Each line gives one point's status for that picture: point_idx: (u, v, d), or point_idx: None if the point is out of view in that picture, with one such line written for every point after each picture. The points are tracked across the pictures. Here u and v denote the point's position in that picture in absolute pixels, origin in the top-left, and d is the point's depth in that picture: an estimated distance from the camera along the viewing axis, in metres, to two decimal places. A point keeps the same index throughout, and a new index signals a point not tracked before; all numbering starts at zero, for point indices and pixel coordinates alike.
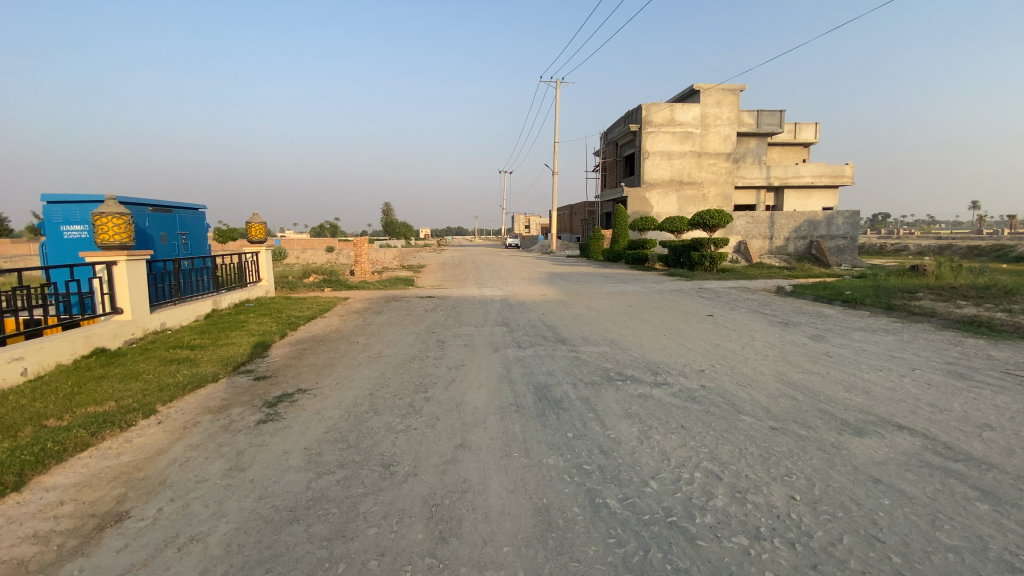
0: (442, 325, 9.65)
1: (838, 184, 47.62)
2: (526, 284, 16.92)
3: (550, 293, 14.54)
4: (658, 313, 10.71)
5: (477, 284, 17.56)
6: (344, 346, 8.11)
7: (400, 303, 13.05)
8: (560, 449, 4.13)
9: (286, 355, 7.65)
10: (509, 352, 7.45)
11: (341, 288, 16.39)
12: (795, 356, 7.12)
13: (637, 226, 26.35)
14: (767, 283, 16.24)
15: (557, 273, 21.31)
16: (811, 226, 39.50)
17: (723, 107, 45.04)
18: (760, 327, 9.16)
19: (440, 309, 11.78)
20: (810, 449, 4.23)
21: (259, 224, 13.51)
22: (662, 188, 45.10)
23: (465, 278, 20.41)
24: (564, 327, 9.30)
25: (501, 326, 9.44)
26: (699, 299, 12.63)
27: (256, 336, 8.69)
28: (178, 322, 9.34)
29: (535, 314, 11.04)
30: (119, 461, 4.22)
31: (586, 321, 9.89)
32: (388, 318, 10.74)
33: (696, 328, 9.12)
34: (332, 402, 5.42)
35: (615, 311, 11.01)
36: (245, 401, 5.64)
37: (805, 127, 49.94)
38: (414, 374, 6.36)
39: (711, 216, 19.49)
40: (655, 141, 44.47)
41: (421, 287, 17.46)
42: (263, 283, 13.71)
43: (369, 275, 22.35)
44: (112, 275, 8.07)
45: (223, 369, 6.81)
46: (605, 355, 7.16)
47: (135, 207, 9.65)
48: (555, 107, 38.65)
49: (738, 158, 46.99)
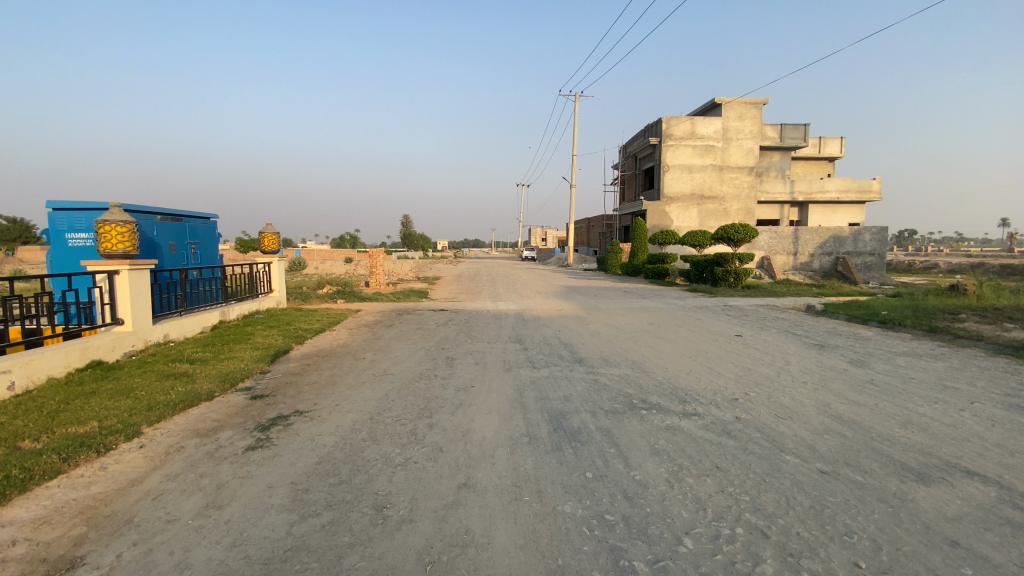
0: (453, 341, 9.20)
1: (865, 199, 46.35)
2: (543, 299, 16.44)
3: (567, 308, 14.02)
4: (682, 332, 10.12)
5: (493, 298, 17.14)
6: (349, 363, 7.69)
7: (412, 316, 12.64)
8: (578, 494, 3.62)
9: (287, 372, 7.27)
10: (522, 373, 6.95)
11: (354, 300, 16.11)
12: (837, 385, 6.49)
13: (657, 240, 25.70)
14: (795, 301, 15.51)
15: (574, 288, 20.79)
16: (837, 243, 38.38)
17: (745, 120, 44.32)
18: (794, 350, 8.53)
19: (453, 323, 11.34)
20: (870, 500, 3.64)
21: (272, 234, 13.33)
22: (682, 202, 44.38)
23: (480, 291, 20.01)
24: (581, 346, 8.77)
25: (515, 343, 8.95)
26: (725, 318, 11.99)
27: (260, 350, 8.34)
28: (183, 334, 9.06)
29: (551, 330, 10.53)
30: (89, 492, 3.82)
31: (606, 340, 9.34)
32: (398, 332, 10.32)
33: (724, 350, 8.52)
34: (329, 428, 4.98)
35: (636, 330, 10.44)
36: (237, 423, 5.24)
37: (830, 141, 48.86)
38: (419, 396, 5.90)
39: (735, 231, 18.79)
40: (675, 154, 43.88)
41: (435, 299, 17.09)
42: (274, 294, 13.46)
43: (384, 286, 22.11)
44: (113, 284, 7.81)
45: (220, 386, 6.44)
46: (626, 379, 6.62)
47: (143, 215, 9.45)
48: (574, 120, 38.47)
49: (761, 172, 46.10)
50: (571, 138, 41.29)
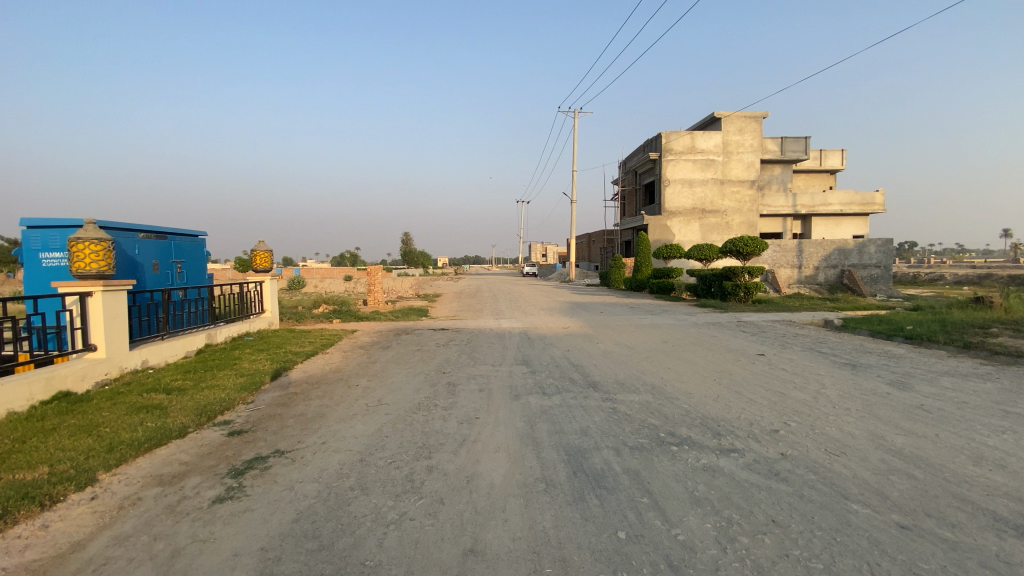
0: (454, 364, 8.53)
1: (868, 211, 45.90)
2: (548, 316, 15.78)
3: (573, 326, 13.35)
4: (699, 351, 9.44)
5: (495, 315, 16.49)
6: (340, 391, 7.02)
7: (410, 336, 11.95)
8: (612, 563, 2.93)
9: (273, 402, 6.59)
10: (531, 401, 6.28)
11: (351, 320, 15.44)
12: (884, 412, 5.82)
13: (661, 255, 25.08)
14: (811, 316, 14.83)
15: (579, 304, 20.12)
16: (842, 255, 37.82)
17: (745, 134, 44.08)
18: (825, 371, 7.85)
19: (454, 344, 10.67)
20: (971, 566, 2.96)
21: (264, 251, 12.74)
22: (684, 216, 43.94)
23: (481, 308, 19.36)
24: (594, 369, 8.10)
25: (522, 366, 8.28)
26: (742, 335, 11.31)
27: (245, 377, 7.67)
28: (164, 360, 8.39)
29: (559, 351, 9.85)
30: (15, 563, 3.14)
31: (619, 361, 8.67)
32: (395, 355, 9.65)
33: (749, 371, 7.85)
34: (312, 473, 4.30)
35: (649, 349, 9.78)
36: (209, 467, 4.57)
37: (831, 153, 48.58)
38: (418, 431, 5.23)
39: (744, 244, 18.16)
40: (676, 168, 43.58)
41: (436, 318, 16.43)
42: (266, 314, 12.81)
43: (383, 305, 21.46)
44: (86, 307, 7.16)
45: (195, 420, 5.76)
46: (648, 407, 5.94)
47: (124, 232, 8.83)
48: (573, 136, 38.38)
49: (763, 185, 45.75)
50: (570, 154, 41.01)
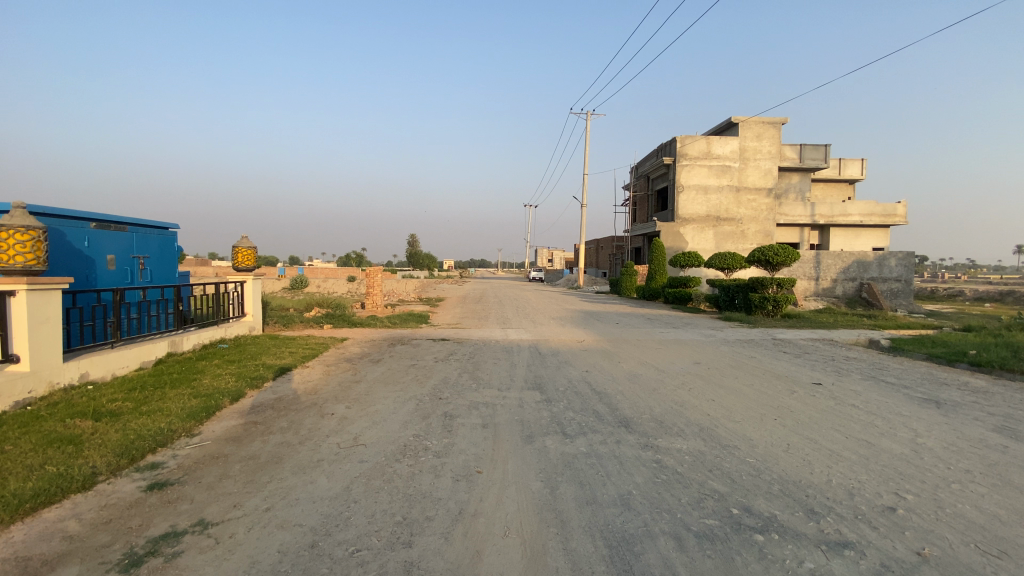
0: (454, 387, 7.13)
1: (888, 223, 44.26)
2: (559, 326, 14.35)
3: (589, 339, 11.93)
4: (743, 377, 8.01)
5: (501, 324, 15.09)
6: (311, 423, 5.64)
7: (405, 348, 10.54)
8: None
9: (221, 438, 5.20)
10: (550, 448, 4.86)
11: (342, 325, 14.09)
12: (1021, 477, 4.37)
13: (678, 263, 23.61)
14: (852, 334, 13.33)
15: (591, 313, 18.67)
16: (861, 268, 36.23)
17: (763, 140, 42.55)
18: (906, 410, 6.40)
19: (455, 359, 9.25)
20: None
21: (247, 248, 11.34)
22: (697, 224, 42.42)
23: (485, 315, 17.97)
24: (623, 399, 6.68)
25: (535, 392, 6.86)
26: (784, 358, 9.86)
27: (200, 398, 6.30)
28: (108, 373, 7.05)
29: (577, 371, 8.43)
30: None
31: (650, 389, 7.25)
32: (385, 371, 8.27)
33: (813, 409, 6.40)
34: (238, 571, 2.91)
35: (681, 373, 8.34)
36: (96, 549, 3.19)
37: (850, 163, 46.92)
38: (400, 495, 3.84)
39: (774, 253, 16.66)
40: (690, 174, 42.06)
41: (436, 325, 15.03)
42: (247, 318, 11.44)
43: (380, 309, 20.09)
44: (8, 310, 5.82)
45: (112, 464, 4.36)
46: (705, 463, 4.52)
47: (72, 220, 7.50)
48: (586, 140, 37.35)
49: (779, 194, 44.21)
50: (582, 157, 39.74)
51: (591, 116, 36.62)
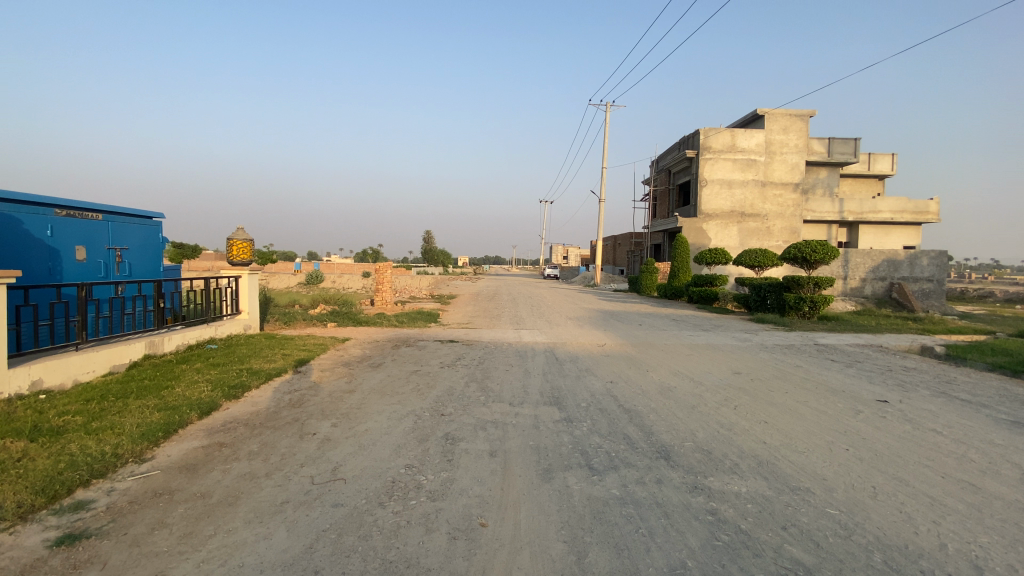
0: (460, 400, 6.17)
1: (922, 220, 42.22)
2: (578, 327, 13.32)
3: (611, 342, 10.90)
4: (793, 393, 6.93)
5: (516, 324, 14.12)
6: (286, 446, 4.72)
7: (410, 351, 9.61)
8: None
9: (175, 466, 4.32)
10: (574, 489, 3.86)
11: (347, 324, 13.23)
12: None
13: (703, 260, 22.38)
14: (902, 340, 12.07)
15: (611, 313, 17.61)
16: (892, 267, 34.45)
17: (789, 133, 40.88)
18: (1004, 440, 5.27)
19: (463, 365, 8.29)
20: None
21: (243, 241, 10.42)
22: (720, 220, 40.92)
23: (499, 314, 17.02)
24: (658, 420, 5.65)
25: (553, 409, 5.86)
26: (835, 368, 8.72)
27: (165, 412, 5.45)
28: (70, 380, 6.26)
29: (601, 381, 7.40)
30: None
31: (688, 406, 6.21)
32: (384, 379, 7.34)
33: (889, 436, 5.31)
34: None
35: (721, 385, 7.28)
36: None
37: (882, 157, 44.88)
38: (375, 563, 2.90)
39: (812, 250, 15.39)
40: (713, 168, 40.54)
41: (446, 324, 14.11)
42: (242, 316, 10.62)
43: (391, 306, 19.26)
44: None
45: (22, 505, 3.52)
46: (774, 519, 3.49)
47: (32, 206, 6.72)
48: (605, 133, 36.12)
49: (806, 189, 42.48)
50: (600, 151, 38.55)
51: (611, 107, 35.43)
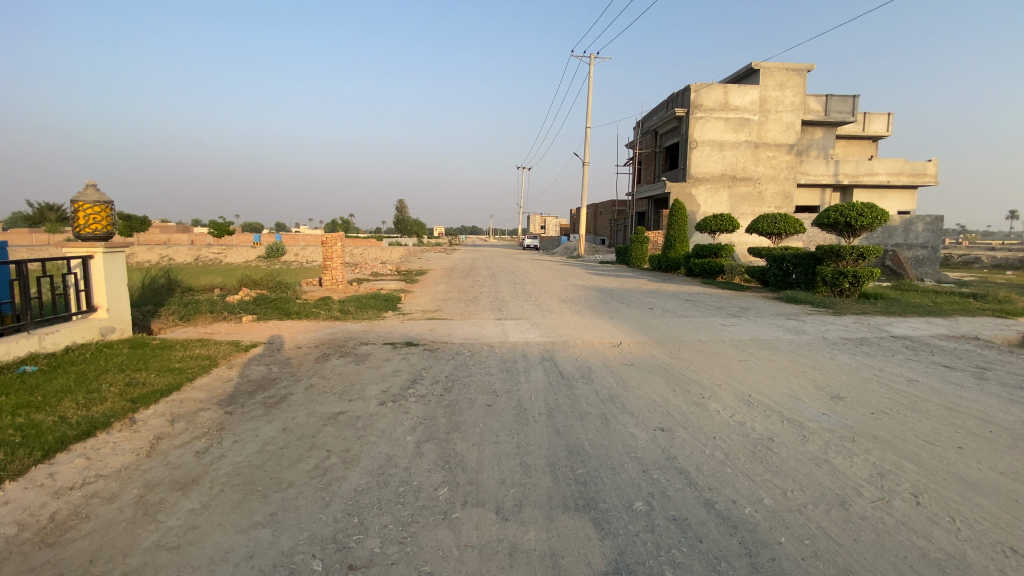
0: (399, 509, 3.12)
1: (917, 184, 40.18)
2: (576, 315, 10.33)
3: (628, 341, 7.94)
4: (975, 452, 4.09)
5: (496, 311, 11.05)
6: None
7: (341, 366, 6.47)
8: None
9: None
10: None
11: (270, 317, 9.94)
12: None
13: (709, 227, 19.56)
14: (992, 328, 9.42)
15: (609, 292, 14.68)
16: (886, 234, 32.30)
17: (785, 90, 37.96)
18: None
19: (417, 396, 5.20)
20: None
21: (95, 206, 7.18)
22: (711, 184, 38.11)
23: (476, 296, 13.91)
24: (809, 559, 2.71)
25: (587, 536, 2.87)
26: (966, 384, 5.96)
27: None
28: None
29: (644, 428, 4.43)
30: None
31: (832, 502, 3.30)
32: (274, 438, 4.22)
33: None
34: None
35: (842, 437, 4.39)
36: None
37: (877, 117, 42.45)
38: None
39: (858, 214, 12.45)
40: (705, 128, 37.47)
41: (406, 313, 10.96)
42: (96, 315, 7.25)
43: (342, 287, 15.92)
44: None
45: None
46: None
47: None
48: (588, 87, 32.57)
49: (800, 151, 39.91)
50: (584, 108, 35.23)
51: (594, 60, 32.07)
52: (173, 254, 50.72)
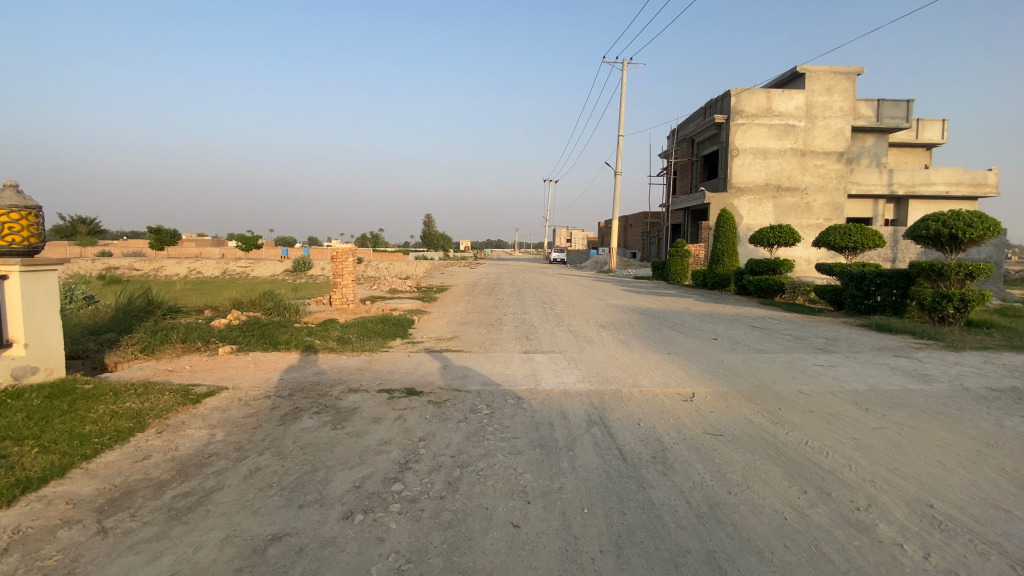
0: None
1: (977, 194, 36.63)
2: (622, 349, 8.33)
3: (702, 392, 5.91)
4: None
5: (524, 341, 9.14)
6: None
7: (311, 429, 4.66)
8: None
9: None
10: None
11: (252, 348, 8.24)
12: None
13: (764, 240, 17.30)
14: None
15: (654, 315, 12.63)
16: None
17: (834, 94, 35.32)
18: None
19: (402, 501, 3.33)
20: None
21: (20, 215, 5.71)
22: (753, 195, 35.60)
23: (500, 320, 12.03)
24: None
25: None
26: None
27: None
28: None
29: None
30: None
31: None
32: None
33: None
34: None
35: None
36: None
37: (931, 123, 39.22)
38: None
39: (967, 224, 10.15)
40: (746, 135, 35.12)
41: (417, 343, 9.14)
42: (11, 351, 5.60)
43: (352, 308, 14.26)
44: None
45: None
46: None
47: None
48: (621, 93, 30.78)
49: (850, 159, 37.04)
50: (616, 115, 33.36)
51: (627, 66, 30.35)
52: (201, 268, 50.66)
